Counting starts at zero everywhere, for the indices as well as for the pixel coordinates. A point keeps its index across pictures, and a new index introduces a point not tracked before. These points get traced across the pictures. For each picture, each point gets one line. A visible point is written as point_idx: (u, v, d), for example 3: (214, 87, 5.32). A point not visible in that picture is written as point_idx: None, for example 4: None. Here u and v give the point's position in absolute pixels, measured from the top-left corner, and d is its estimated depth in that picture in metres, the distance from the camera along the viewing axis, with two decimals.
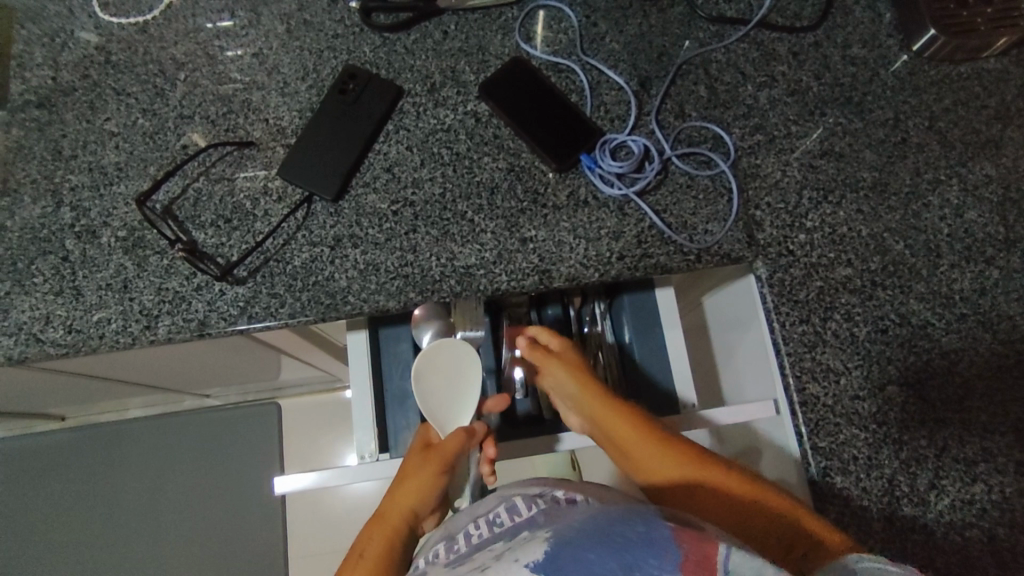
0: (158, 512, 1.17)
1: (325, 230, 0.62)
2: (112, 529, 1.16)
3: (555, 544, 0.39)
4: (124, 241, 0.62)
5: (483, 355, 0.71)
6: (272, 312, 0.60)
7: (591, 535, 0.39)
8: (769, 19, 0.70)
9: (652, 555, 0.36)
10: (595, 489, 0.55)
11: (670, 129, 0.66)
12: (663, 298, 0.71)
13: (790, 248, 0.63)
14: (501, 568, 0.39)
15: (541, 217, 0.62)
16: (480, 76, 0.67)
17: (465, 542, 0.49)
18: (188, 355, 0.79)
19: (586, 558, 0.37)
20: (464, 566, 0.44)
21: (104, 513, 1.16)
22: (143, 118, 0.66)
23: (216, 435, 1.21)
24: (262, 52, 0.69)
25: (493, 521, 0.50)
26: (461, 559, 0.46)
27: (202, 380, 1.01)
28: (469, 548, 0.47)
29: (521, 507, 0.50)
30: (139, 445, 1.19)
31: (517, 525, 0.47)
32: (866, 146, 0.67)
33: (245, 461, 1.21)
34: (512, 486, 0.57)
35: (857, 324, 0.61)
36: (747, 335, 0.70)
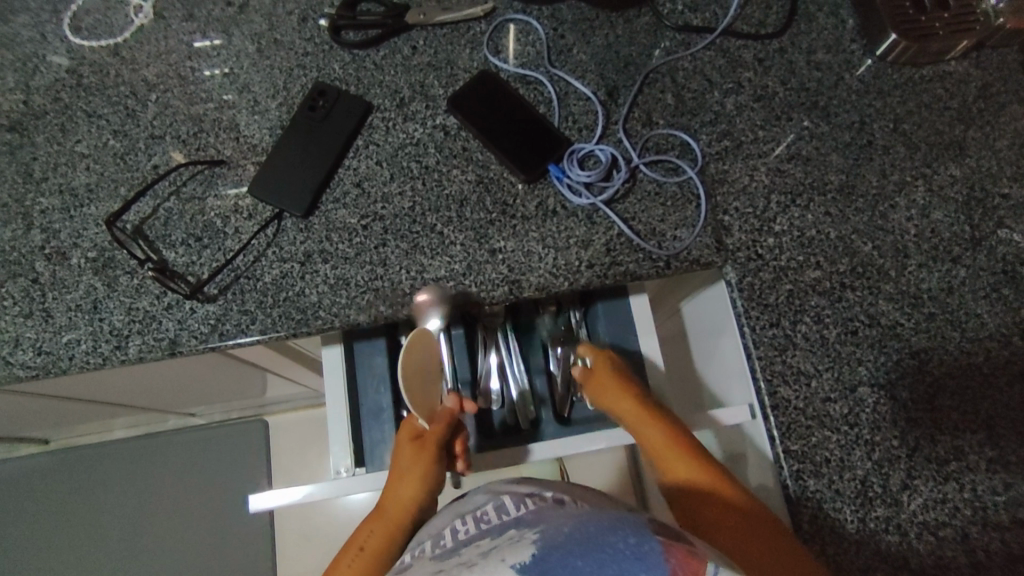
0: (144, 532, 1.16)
1: (295, 245, 0.62)
2: (97, 551, 1.15)
3: (542, 544, 0.39)
4: (95, 262, 0.62)
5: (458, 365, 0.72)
6: (243, 329, 0.60)
7: (578, 541, 0.39)
8: (734, 27, 0.71)
9: (640, 567, 0.36)
10: (584, 490, 0.56)
11: (637, 137, 0.67)
12: (637, 305, 0.72)
13: (759, 252, 0.64)
14: (487, 565, 0.39)
15: (510, 227, 0.63)
16: (449, 90, 0.68)
17: (452, 538, 0.49)
18: (165, 374, 0.79)
19: (571, 565, 0.36)
20: (449, 559, 0.44)
21: (89, 535, 1.16)
22: (114, 139, 0.67)
23: (197, 454, 1.20)
24: (233, 71, 0.69)
25: (481, 518, 0.50)
26: (447, 553, 0.45)
27: (186, 399, 1.01)
28: (454, 544, 0.47)
29: (510, 505, 0.50)
30: (124, 466, 1.18)
31: (505, 522, 0.47)
32: (833, 150, 0.67)
33: (229, 479, 1.20)
34: (500, 487, 0.57)
35: (827, 325, 0.61)
36: (723, 339, 0.70)
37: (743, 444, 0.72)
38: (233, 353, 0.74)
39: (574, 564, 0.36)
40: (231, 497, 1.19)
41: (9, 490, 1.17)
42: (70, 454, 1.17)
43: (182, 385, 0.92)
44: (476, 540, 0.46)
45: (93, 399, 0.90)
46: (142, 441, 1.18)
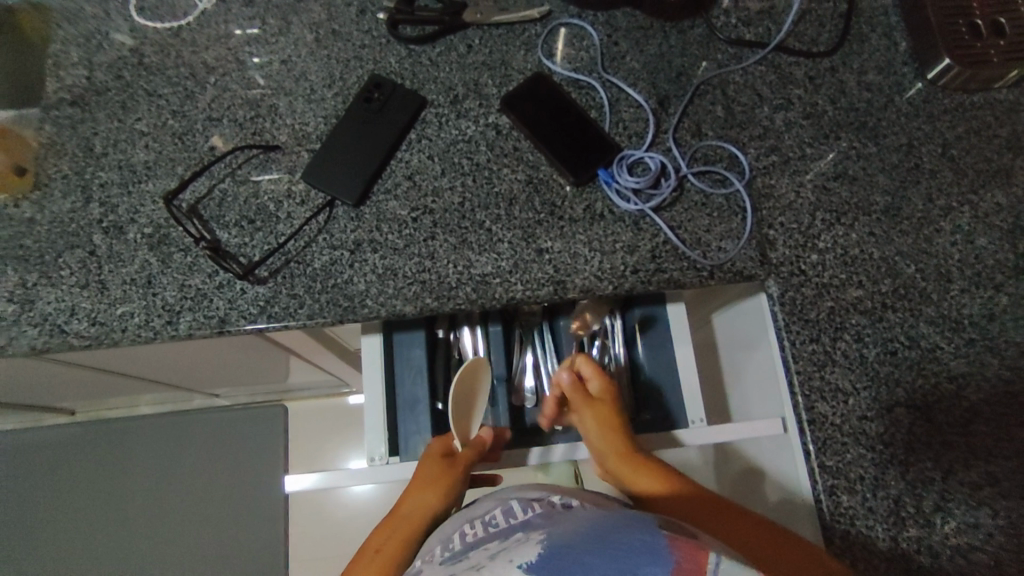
0: (146, 514, 1.13)
1: (346, 234, 0.64)
2: (99, 530, 1.13)
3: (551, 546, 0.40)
4: (150, 238, 0.64)
5: (494, 361, 0.73)
6: (291, 312, 0.61)
7: (585, 540, 0.39)
8: (787, 43, 0.72)
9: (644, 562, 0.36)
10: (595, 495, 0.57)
11: (686, 147, 0.67)
12: (674, 313, 0.72)
13: (802, 268, 0.64)
14: (497, 567, 0.40)
15: (557, 229, 0.64)
16: (503, 89, 0.69)
17: (462, 540, 0.50)
18: (203, 352, 0.80)
19: (580, 563, 0.37)
20: (462, 562, 0.45)
21: (90, 513, 1.13)
22: (173, 119, 0.68)
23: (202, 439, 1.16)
24: (290, 59, 0.70)
25: (490, 522, 0.51)
26: (459, 556, 0.46)
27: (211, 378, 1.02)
28: (464, 547, 0.48)
29: (518, 509, 0.51)
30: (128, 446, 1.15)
31: (513, 526, 0.48)
32: (880, 170, 0.68)
33: (233, 469, 1.16)
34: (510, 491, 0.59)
35: (867, 345, 0.62)
36: (755, 356, 0.71)
37: (764, 458, 0.73)
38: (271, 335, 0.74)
39: (581, 561, 0.37)
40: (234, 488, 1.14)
41: (13, 461, 1.14)
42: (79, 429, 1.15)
43: (210, 366, 0.93)
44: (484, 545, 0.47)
45: (124, 372, 0.91)
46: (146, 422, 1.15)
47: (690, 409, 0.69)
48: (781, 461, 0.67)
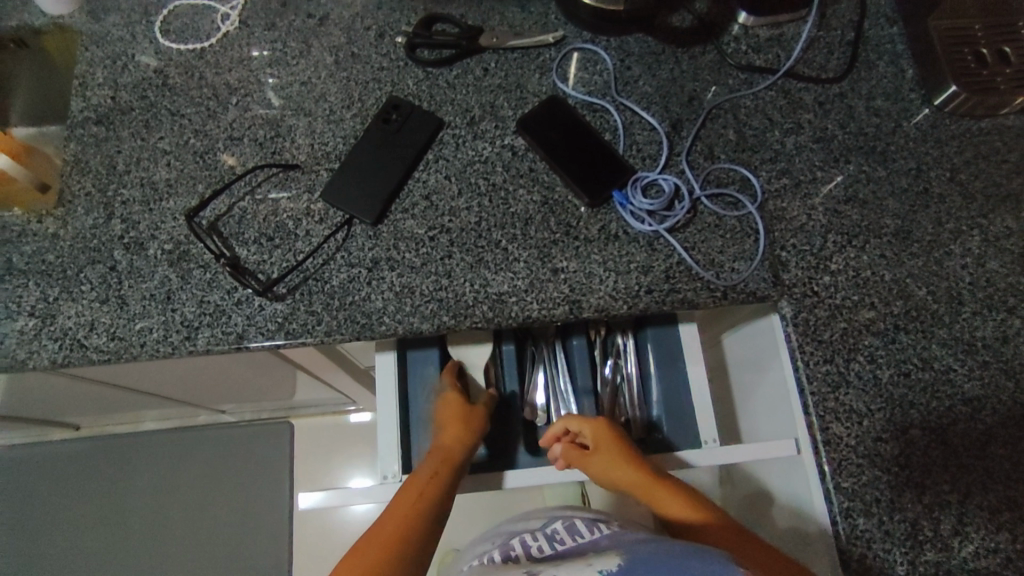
0: (149, 530, 1.13)
1: (363, 252, 0.64)
2: (99, 547, 1.12)
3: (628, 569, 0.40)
4: (170, 254, 0.65)
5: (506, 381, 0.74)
6: (309, 329, 0.62)
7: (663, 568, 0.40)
8: (797, 69, 0.73)
9: None
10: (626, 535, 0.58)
11: (699, 170, 0.68)
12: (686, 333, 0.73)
13: (814, 289, 0.65)
14: None
15: (573, 249, 0.65)
16: (518, 112, 0.70)
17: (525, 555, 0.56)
18: (216, 368, 0.81)
19: None
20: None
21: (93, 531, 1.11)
22: (195, 138, 0.69)
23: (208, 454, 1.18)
24: (311, 80, 0.72)
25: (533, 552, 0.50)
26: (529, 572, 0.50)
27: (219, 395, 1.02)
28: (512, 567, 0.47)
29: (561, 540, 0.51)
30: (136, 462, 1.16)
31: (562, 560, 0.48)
32: (889, 194, 0.68)
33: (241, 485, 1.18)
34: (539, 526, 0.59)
35: (880, 366, 0.62)
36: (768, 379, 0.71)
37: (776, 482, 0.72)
38: (282, 351, 0.75)
39: None
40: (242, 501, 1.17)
41: (9, 480, 1.12)
42: (86, 446, 1.16)
43: (221, 382, 0.93)
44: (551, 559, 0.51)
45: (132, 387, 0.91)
46: (152, 439, 1.16)
47: (703, 429, 0.69)
48: (795, 483, 0.67)
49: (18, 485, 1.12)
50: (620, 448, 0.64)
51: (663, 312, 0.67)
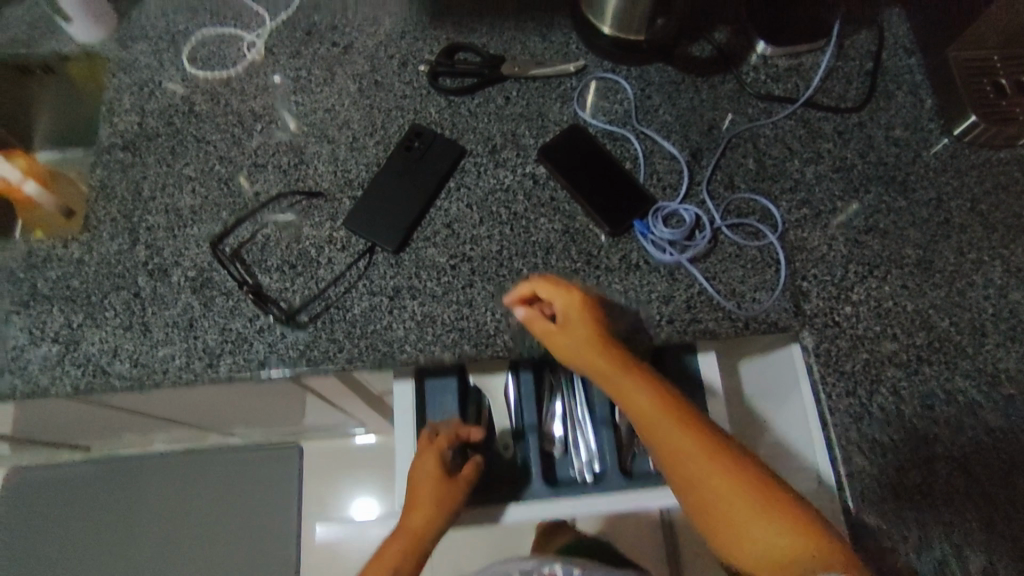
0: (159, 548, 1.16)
1: (386, 280, 0.65)
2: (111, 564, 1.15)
3: None
4: (193, 280, 0.65)
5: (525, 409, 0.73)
6: (331, 357, 0.62)
7: None
8: (816, 99, 0.74)
9: None
10: None
11: (720, 199, 0.69)
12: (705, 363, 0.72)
13: (836, 320, 0.64)
14: None
15: (594, 278, 0.65)
16: (539, 140, 0.71)
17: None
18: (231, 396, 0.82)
19: None
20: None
21: (102, 551, 1.14)
22: (219, 165, 0.70)
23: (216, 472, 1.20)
24: (334, 108, 0.73)
25: None
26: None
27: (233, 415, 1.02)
28: None
29: None
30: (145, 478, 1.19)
31: None
32: (910, 224, 0.68)
33: (249, 506, 1.20)
34: None
35: (904, 398, 0.62)
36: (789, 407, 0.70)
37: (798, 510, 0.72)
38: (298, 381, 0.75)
39: None
40: (249, 521, 1.19)
41: (37, 492, 1.18)
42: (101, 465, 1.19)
43: (234, 407, 0.93)
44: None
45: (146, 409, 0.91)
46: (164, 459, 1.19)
47: None
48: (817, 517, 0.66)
49: (42, 501, 1.18)
50: (623, 359, 0.54)
51: (684, 341, 0.67)
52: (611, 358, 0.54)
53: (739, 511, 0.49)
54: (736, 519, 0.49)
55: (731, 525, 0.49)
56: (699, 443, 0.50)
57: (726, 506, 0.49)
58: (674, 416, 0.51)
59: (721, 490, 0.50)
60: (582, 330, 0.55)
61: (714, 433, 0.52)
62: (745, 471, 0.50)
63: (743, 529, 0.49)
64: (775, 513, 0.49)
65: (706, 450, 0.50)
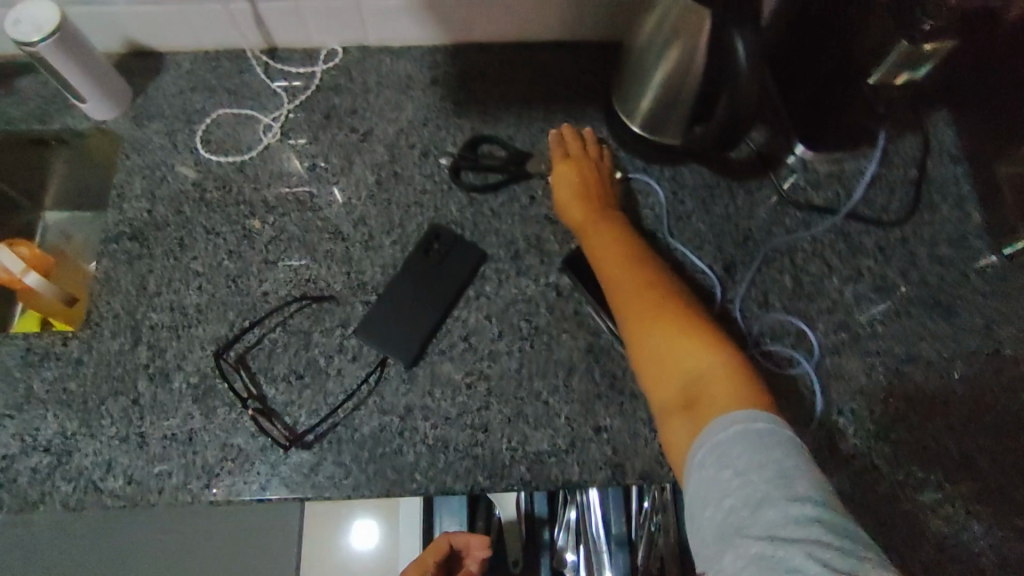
0: None
1: (397, 397, 0.61)
2: None
3: None
4: (195, 388, 0.62)
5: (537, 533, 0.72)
6: (336, 482, 0.59)
7: None
8: (857, 210, 0.70)
9: None
10: None
11: (752, 319, 0.65)
12: None
13: (876, 461, 0.60)
14: None
15: (618, 404, 0.61)
16: (564, 246, 0.67)
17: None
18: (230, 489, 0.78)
19: None
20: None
21: None
22: (229, 260, 0.67)
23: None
24: (351, 201, 0.70)
25: None
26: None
27: None
28: None
29: None
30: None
31: None
32: (956, 355, 0.64)
33: None
34: None
35: (950, 557, 0.58)
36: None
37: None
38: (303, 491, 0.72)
39: None
40: None
41: None
42: None
43: None
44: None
45: None
46: None
47: None
48: None
49: None
50: (634, 267, 0.58)
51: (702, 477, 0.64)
52: (608, 237, 0.62)
53: (697, 374, 0.50)
54: (707, 398, 0.48)
55: (671, 412, 0.49)
56: (671, 326, 0.52)
57: (675, 372, 0.50)
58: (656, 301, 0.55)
59: (668, 354, 0.51)
60: (599, 220, 0.64)
61: (733, 361, 0.50)
62: (721, 364, 0.49)
63: (671, 425, 0.49)
64: (700, 342, 0.51)
65: (692, 342, 0.51)
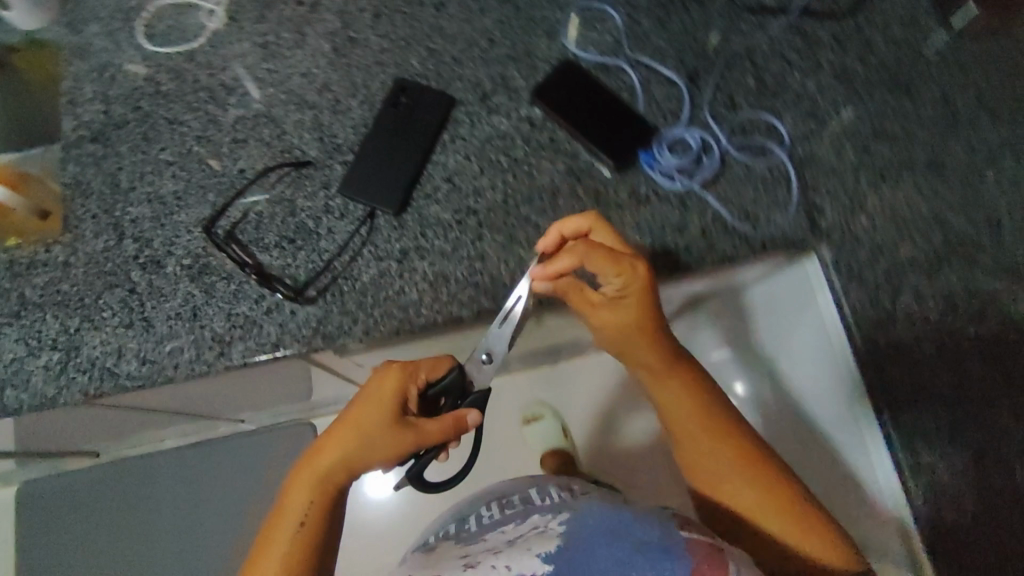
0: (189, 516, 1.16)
1: (391, 243, 0.63)
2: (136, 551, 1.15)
3: None
4: (190, 269, 0.62)
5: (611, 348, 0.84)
6: (347, 329, 0.60)
7: None
8: (810, 5, 0.71)
9: None
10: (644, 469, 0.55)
11: (722, 121, 0.66)
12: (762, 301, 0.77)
13: (853, 230, 0.63)
14: None
15: (605, 216, 0.63)
16: (530, 81, 0.68)
17: None
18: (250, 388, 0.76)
19: None
20: None
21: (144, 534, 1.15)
22: (198, 145, 0.66)
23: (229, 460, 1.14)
24: (311, 71, 0.69)
25: None
26: None
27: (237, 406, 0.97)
28: None
29: None
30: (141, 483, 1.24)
31: None
32: (918, 125, 0.67)
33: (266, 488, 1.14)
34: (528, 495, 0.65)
35: (925, 300, 0.62)
36: (795, 322, 0.75)
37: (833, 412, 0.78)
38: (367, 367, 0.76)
39: None
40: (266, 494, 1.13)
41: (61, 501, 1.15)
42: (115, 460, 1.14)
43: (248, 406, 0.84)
44: (504, 524, 0.64)
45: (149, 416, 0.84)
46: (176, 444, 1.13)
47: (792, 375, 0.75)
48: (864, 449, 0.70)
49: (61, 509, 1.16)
50: (657, 346, 0.60)
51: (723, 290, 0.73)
52: (617, 309, 0.57)
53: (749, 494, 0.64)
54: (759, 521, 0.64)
55: (738, 489, 0.64)
56: (685, 382, 0.64)
57: (728, 484, 0.64)
58: (662, 341, 0.61)
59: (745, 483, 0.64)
60: (611, 275, 0.54)
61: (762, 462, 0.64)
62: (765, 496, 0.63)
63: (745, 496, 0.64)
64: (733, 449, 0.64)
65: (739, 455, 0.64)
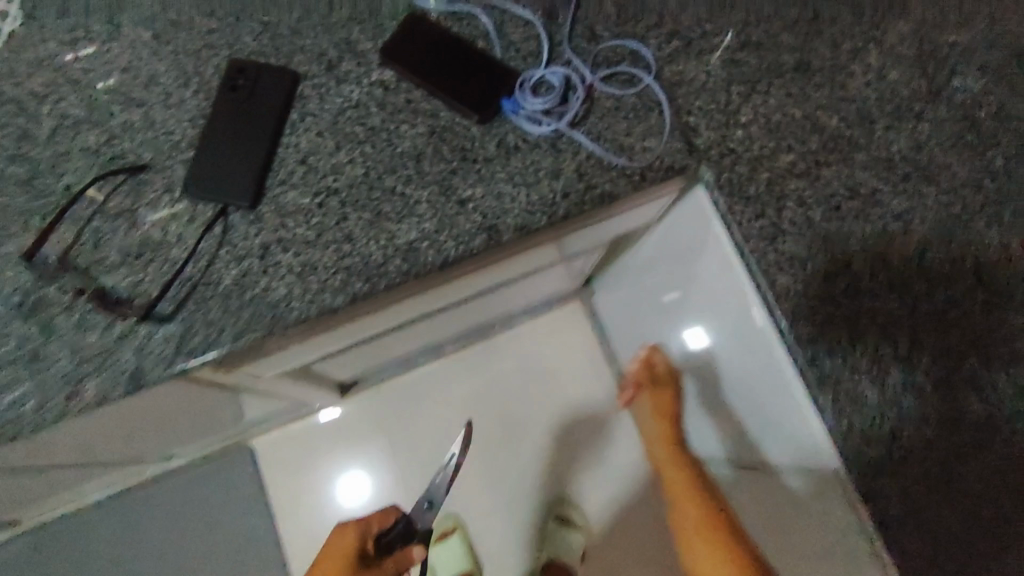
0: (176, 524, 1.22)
1: (249, 239, 0.57)
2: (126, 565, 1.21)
3: None
4: (25, 305, 0.56)
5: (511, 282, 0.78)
6: (213, 340, 0.55)
7: None
8: None
9: None
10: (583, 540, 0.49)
11: (585, 54, 0.63)
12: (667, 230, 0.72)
13: (730, 146, 0.61)
14: None
15: (475, 173, 0.59)
16: (377, 41, 0.62)
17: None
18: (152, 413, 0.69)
19: None
20: None
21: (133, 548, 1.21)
22: (13, 166, 0.59)
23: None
24: (131, 64, 0.62)
25: None
26: None
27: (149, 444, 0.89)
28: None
29: None
30: (94, 534, 1.20)
31: None
32: (782, 29, 0.65)
33: None
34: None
35: (811, 206, 0.60)
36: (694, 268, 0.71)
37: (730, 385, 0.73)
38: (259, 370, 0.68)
39: None
40: None
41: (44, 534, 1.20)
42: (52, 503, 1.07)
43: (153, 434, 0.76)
44: None
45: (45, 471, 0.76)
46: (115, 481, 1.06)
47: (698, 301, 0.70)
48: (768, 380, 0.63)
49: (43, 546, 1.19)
50: (692, 483, 0.75)
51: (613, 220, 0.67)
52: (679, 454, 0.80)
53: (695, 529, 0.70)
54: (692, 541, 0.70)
55: (692, 544, 0.70)
56: (669, 434, 0.82)
57: (685, 522, 0.72)
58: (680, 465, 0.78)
59: (689, 520, 0.72)
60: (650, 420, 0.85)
61: (723, 533, 0.68)
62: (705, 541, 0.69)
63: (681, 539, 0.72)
64: (693, 509, 0.72)
65: (703, 528, 0.70)
